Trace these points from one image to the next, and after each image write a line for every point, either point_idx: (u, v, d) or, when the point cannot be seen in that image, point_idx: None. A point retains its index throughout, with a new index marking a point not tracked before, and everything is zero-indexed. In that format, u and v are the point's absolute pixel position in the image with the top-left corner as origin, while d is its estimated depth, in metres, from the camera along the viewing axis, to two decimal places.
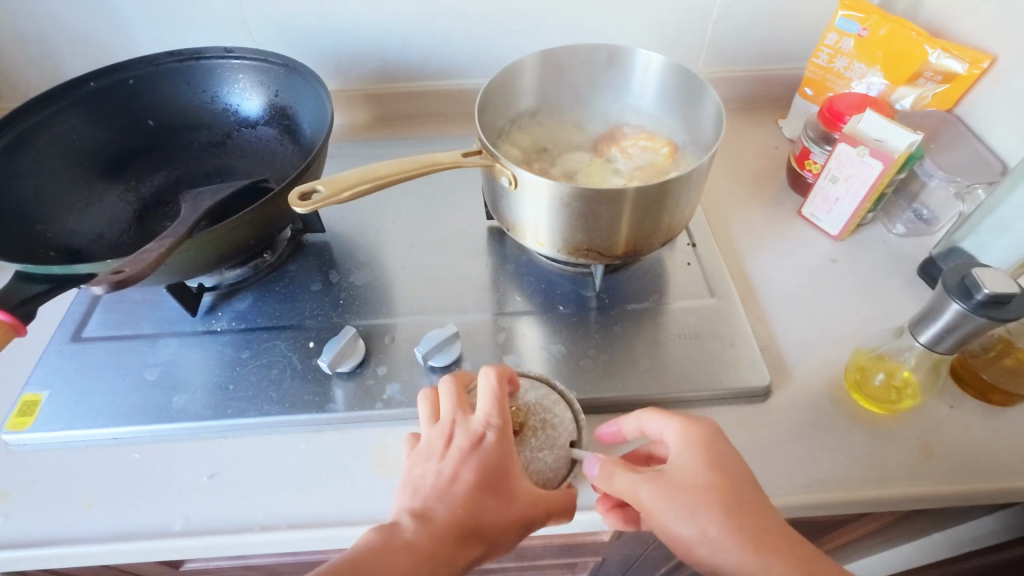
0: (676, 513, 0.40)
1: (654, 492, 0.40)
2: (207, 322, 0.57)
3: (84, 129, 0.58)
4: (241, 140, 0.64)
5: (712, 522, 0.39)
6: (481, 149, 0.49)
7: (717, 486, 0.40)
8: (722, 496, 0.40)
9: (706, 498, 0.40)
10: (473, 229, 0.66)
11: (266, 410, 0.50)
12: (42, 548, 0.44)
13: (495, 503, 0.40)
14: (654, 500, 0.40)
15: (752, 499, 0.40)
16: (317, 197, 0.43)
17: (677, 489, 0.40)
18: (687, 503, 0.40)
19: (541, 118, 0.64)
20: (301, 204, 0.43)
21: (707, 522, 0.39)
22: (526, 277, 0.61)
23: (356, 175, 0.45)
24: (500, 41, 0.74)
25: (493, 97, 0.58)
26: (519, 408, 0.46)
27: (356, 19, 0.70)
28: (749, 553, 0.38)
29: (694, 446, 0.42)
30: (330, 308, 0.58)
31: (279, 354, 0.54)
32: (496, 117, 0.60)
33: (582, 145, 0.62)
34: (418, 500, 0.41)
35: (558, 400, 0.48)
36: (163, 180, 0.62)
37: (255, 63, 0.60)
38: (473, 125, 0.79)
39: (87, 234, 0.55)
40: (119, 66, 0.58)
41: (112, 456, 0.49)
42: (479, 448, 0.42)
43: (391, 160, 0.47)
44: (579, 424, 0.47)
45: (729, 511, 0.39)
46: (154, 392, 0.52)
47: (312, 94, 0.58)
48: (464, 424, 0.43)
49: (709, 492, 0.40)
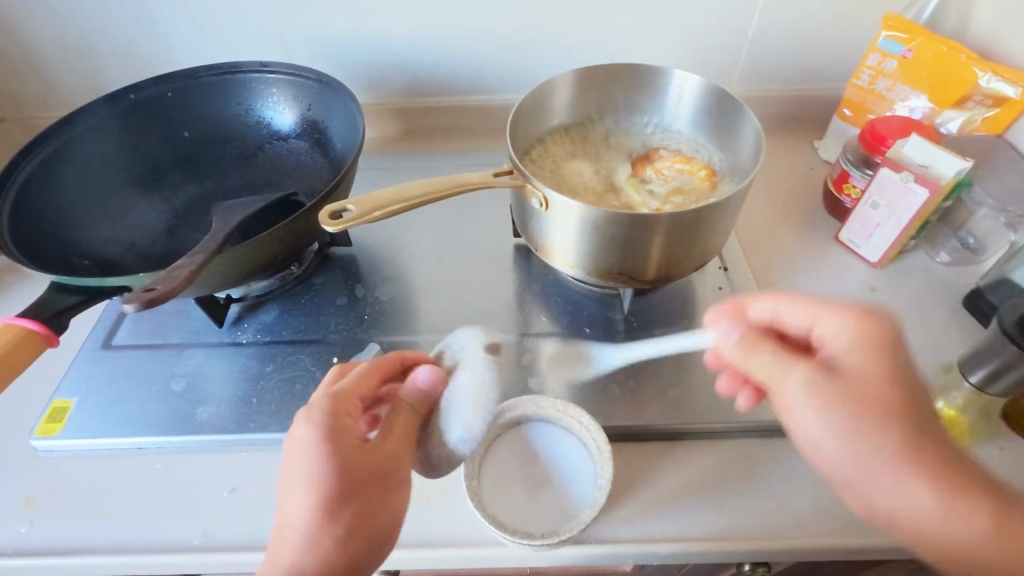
0: (816, 417, 0.44)
1: (803, 392, 0.45)
2: (233, 333, 0.57)
3: (122, 139, 0.59)
4: (272, 153, 0.64)
5: (873, 448, 0.42)
6: (512, 169, 0.48)
7: (879, 397, 0.43)
8: (875, 449, 0.42)
9: (872, 411, 0.43)
10: (499, 246, 0.65)
11: (288, 425, 0.50)
12: (63, 558, 0.44)
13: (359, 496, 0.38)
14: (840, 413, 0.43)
15: (887, 387, 0.43)
16: (350, 217, 0.42)
17: (832, 391, 0.44)
18: (859, 429, 0.42)
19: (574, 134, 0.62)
20: (332, 223, 0.42)
21: (835, 428, 0.43)
22: (553, 298, 0.60)
23: (387, 195, 0.43)
24: (531, 56, 0.73)
25: (525, 114, 0.57)
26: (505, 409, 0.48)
27: (391, 32, 0.71)
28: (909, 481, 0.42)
29: (863, 346, 0.45)
30: (355, 323, 0.58)
31: (303, 369, 0.54)
32: (527, 133, 0.59)
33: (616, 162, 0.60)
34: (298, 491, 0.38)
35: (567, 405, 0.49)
36: (195, 191, 0.62)
37: (289, 77, 0.61)
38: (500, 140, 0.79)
39: (120, 243, 0.56)
40: (156, 79, 0.59)
41: (136, 466, 0.49)
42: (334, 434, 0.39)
43: (421, 180, 0.45)
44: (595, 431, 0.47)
45: (899, 454, 0.42)
46: (179, 402, 0.52)
47: (343, 110, 0.59)
48: (319, 421, 0.39)
49: (870, 416, 0.43)
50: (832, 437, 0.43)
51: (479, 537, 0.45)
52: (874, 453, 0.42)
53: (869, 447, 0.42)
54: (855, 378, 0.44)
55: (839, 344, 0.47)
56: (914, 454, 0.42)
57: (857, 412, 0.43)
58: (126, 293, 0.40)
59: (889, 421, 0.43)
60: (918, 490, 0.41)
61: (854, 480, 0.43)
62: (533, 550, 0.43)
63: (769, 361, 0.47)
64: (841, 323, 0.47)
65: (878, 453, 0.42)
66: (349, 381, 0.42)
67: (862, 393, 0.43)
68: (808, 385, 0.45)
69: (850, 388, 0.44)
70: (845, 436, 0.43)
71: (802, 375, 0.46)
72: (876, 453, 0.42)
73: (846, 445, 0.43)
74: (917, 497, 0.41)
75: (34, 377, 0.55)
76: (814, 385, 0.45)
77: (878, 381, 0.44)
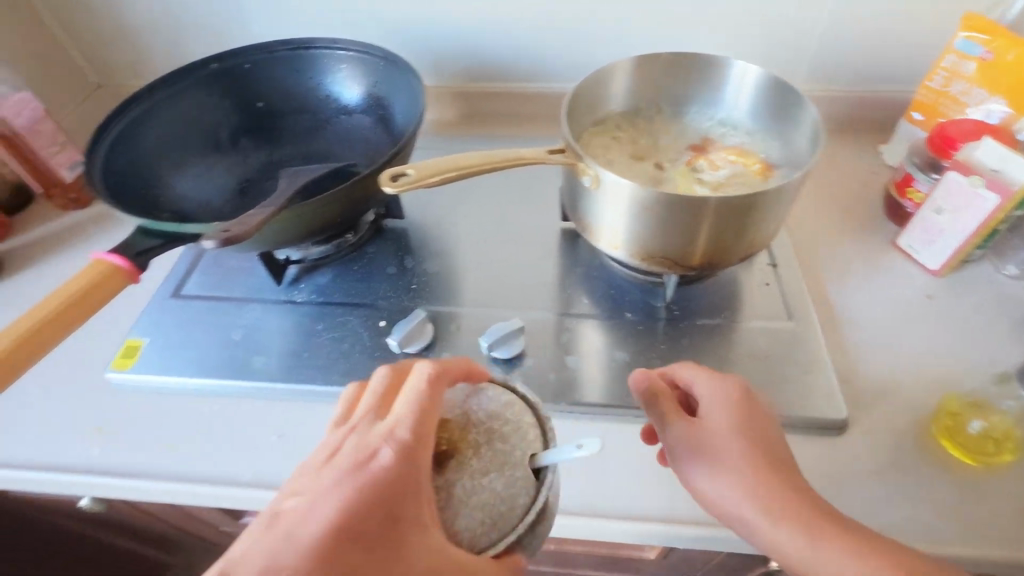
0: (709, 470, 0.41)
1: (689, 441, 0.42)
2: (290, 293, 0.61)
3: (204, 104, 0.64)
4: (337, 127, 0.67)
5: (738, 484, 0.40)
6: (565, 148, 0.49)
7: (733, 444, 0.42)
8: (750, 469, 0.41)
9: (727, 458, 0.41)
10: (546, 230, 0.66)
11: (336, 380, 0.53)
12: (130, 480, 0.48)
13: (364, 556, 0.31)
14: (682, 432, 0.42)
15: (785, 471, 0.41)
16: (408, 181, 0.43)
17: (709, 441, 0.42)
18: (718, 458, 0.41)
19: (632, 120, 0.62)
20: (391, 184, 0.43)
21: (735, 483, 0.40)
22: (596, 282, 0.61)
23: (444, 162, 0.44)
24: (591, 46, 0.74)
25: (584, 96, 0.58)
26: (455, 423, 0.35)
27: (456, 16, 0.73)
28: (774, 510, 0.40)
29: (726, 401, 0.43)
30: (403, 292, 0.60)
31: (351, 330, 0.57)
32: (585, 115, 0.60)
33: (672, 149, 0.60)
34: (300, 531, 0.31)
35: (520, 405, 0.36)
36: (265, 158, 0.66)
37: (358, 54, 0.63)
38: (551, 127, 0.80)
39: (195, 200, 0.60)
40: (239, 51, 0.63)
41: (197, 405, 0.53)
42: (365, 468, 0.33)
43: (476, 153, 0.46)
44: (544, 431, 0.35)
45: (759, 481, 0.40)
46: (236, 351, 0.56)
47: (408, 85, 0.61)
48: (381, 462, 0.32)
49: (732, 455, 0.41)
50: (727, 487, 0.40)
51: None
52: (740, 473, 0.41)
53: (735, 477, 0.41)
54: (712, 424, 0.43)
55: (717, 394, 0.44)
56: (771, 474, 0.41)
57: (708, 443, 0.42)
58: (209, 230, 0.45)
59: (739, 463, 0.41)
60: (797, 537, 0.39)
61: (733, 518, 0.41)
62: (595, 520, 0.45)
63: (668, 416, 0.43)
64: (681, 367, 0.46)
65: (761, 493, 0.40)
66: (405, 403, 0.34)
67: (720, 433, 0.42)
68: (694, 436, 0.42)
69: (715, 441, 0.42)
70: (717, 472, 0.41)
71: (675, 427, 0.43)
72: (748, 495, 0.40)
73: (729, 484, 0.41)
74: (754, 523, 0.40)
75: (112, 319, 0.60)
76: (695, 432, 0.42)
77: (734, 417, 0.42)
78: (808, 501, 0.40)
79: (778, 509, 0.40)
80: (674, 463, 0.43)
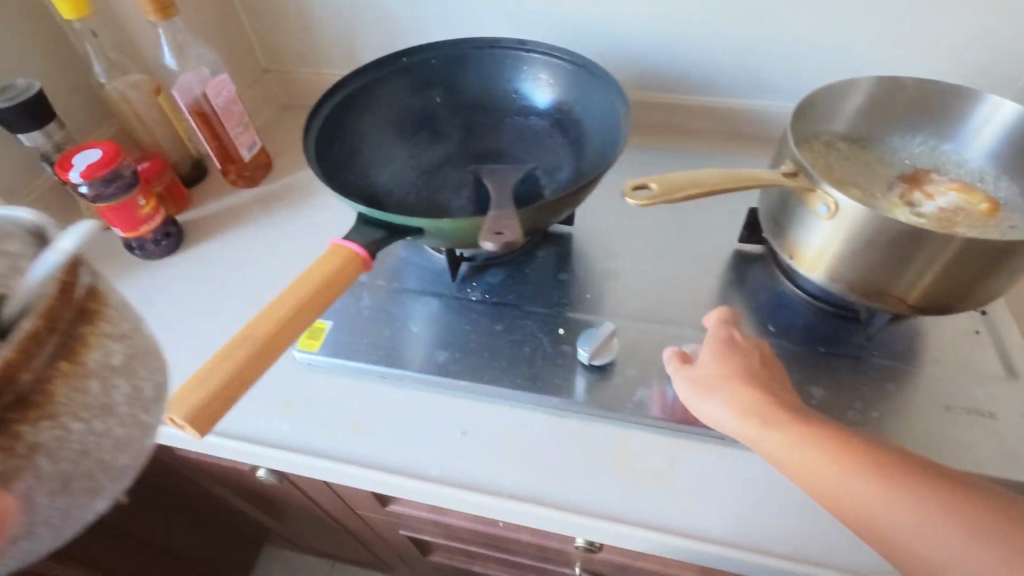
0: (753, 405, 0.44)
1: (723, 373, 0.47)
2: (463, 289, 0.61)
3: (388, 96, 0.64)
4: (510, 127, 0.67)
5: (774, 413, 0.43)
6: (797, 171, 0.47)
7: (773, 391, 0.45)
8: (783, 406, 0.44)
9: (772, 397, 0.44)
10: (719, 249, 0.64)
11: (519, 384, 0.53)
12: (323, 460, 0.50)
13: None
14: (718, 369, 0.47)
15: (837, 424, 0.42)
16: (659, 198, 0.41)
17: (749, 381, 0.46)
18: (755, 394, 0.45)
19: (848, 144, 0.59)
20: (638, 196, 0.41)
21: (773, 412, 0.43)
22: (778, 308, 0.59)
23: (688, 178, 0.43)
24: (780, 62, 0.71)
25: (813, 108, 0.56)
26: None
27: (642, 23, 0.71)
28: (829, 446, 0.40)
29: (709, 343, 0.50)
30: (577, 301, 0.60)
31: (530, 333, 0.57)
32: (809, 127, 0.57)
33: (885, 180, 0.57)
34: None
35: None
36: (440, 153, 0.66)
37: (546, 57, 0.63)
38: (716, 143, 0.77)
39: (379, 189, 0.61)
40: (428, 46, 0.65)
41: (379, 392, 0.54)
42: None
43: (716, 170, 0.44)
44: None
45: (804, 419, 0.42)
46: (419, 342, 0.56)
47: (602, 92, 0.61)
48: None
49: (763, 392, 0.45)
50: (779, 423, 0.42)
51: (693, 528, 0.46)
52: (787, 412, 0.43)
53: (780, 411, 0.43)
54: (747, 367, 0.47)
55: (714, 331, 0.50)
56: (816, 418, 0.42)
57: (751, 383, 0.46)
58: (467, 228, 0.47)
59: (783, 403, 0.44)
60: (863, 481, 0.38)
61: (788, 455, 0.41)
62: (705, 543, 0.45)
63: (706, 359, 0.49)
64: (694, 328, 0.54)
65: (743, 396, 0.45)
66: None
67: (770, 381, 0.46)
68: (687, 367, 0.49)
69: (745, 377, 0.46)
70: (757, 406, 0.44)
71: (681, 369, 0.49)
72: (793, 427, 0.42)
73: (776, 420, 0.43)
74: (814, 458, 0.40)
75: None
76: (744, 373, 0.46)
77: (748, 362, 0.47)
78: (823, 428, 0.42)
79: (831, 446, 0.40)
80: (689, 401, 0.48)
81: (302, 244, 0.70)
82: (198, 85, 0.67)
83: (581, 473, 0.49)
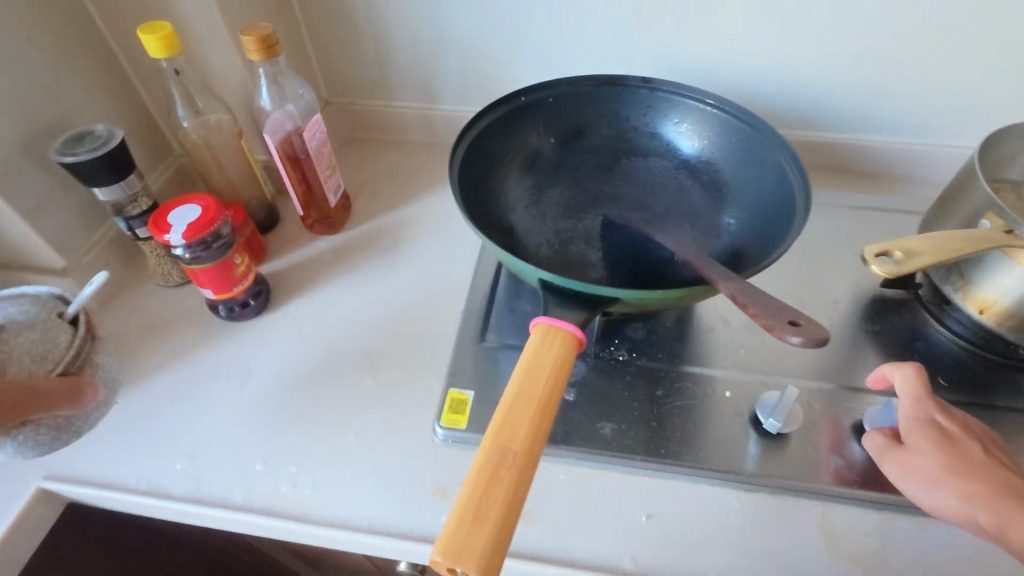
0: (967, 491, 0.40)
1: (928, 454, 0.42)
2: (608, 349, 0.56)
3: (505, 140, 0.60)
4: (630, 168, 0.62)
5: (993, 501, 0.39)
6: (1010, 230, 0.46)
7: (994, 475, 0.40)
8: (1002, 493, 0.39)
9: (991, 482, 0.40)
10: (861, 293, 0.61)
11: (699, 459, 0.49)
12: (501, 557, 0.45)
13: None
14: (923, 448, 0.42)
15: None
16: (909, 261, 0.40)
17: (961, 462, 0.41)
18: (968, 477, 0.40)
19: None
20: (885, 265, 0.41)
21: (991, 500, 0.39)
22: (942, 357, 0.55)
23: (924, 244, 0.42)
24: (903, 100, 0.67)
25: (999, 148, 0.55)
26: None
27: (770, 58, 0.66)
28: None
29: (909, 415, 0.45)
30: (733, 357, 0.55)
31: (695, 397, 0.53)
32: (994, 166, 0.56)
33: None
34: None
35: None
36: (558, 196, 0.61)
37: (676, 95, 0.59)
38: (833, 182, 0.73)
39: (510, 243, 0.56)
40: (546, 84, 0.60)
41: (541, 471, 0.50)
42: None
43: (943, 234, 0.44)
44: None
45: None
46: (578, 413, 0.51)
47: (751, 140, 0.57)
48: None
49: (980, 477, 0.40)
50: (1002, 513, 0.38)
51: None
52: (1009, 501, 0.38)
53: (997, 498, 0.39)
54: (958, 444, 0.42)
55: (911, 403, 0.45)
56: None
57: (964, 465, 0.41)
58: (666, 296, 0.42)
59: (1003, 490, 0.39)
60: None
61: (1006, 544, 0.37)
62: None
63: (909, 437, 0.44)
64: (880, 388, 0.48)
65: (969, 486, 0.40)
66: None
67: (985, 461, 0.41)
68: (898, 460, 0.43)
69: (957, 458, 0.41)
70: (972, 491, 0.39)
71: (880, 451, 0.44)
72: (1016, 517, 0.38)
73: (997, 509, 0.38)
74: None
75: (419, 362, 0.56)
76: (955, 453, 0.41)
77: (958, 440, 0.42)
78: None
79: None
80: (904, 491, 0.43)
81: (404, 292, 0.63)
82: (289, 122, 0.61)
83: (796, 561, 0.45)
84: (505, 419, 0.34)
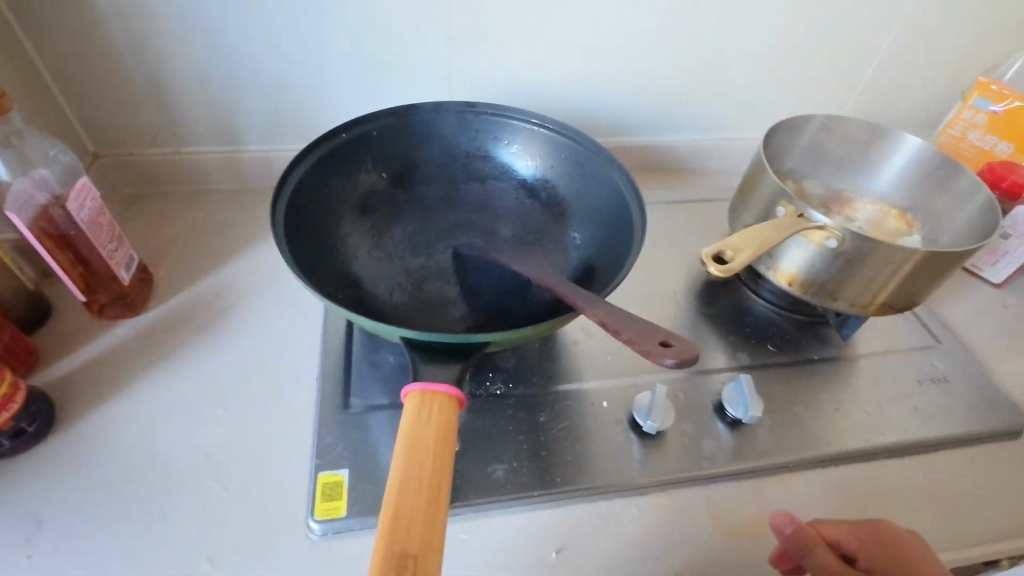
0: None
1: None
2: (483, 385, 0.54)
3: (330, 183, 0.54)
4: (470, 194, 0.61)
5: None
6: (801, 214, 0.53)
7: None
8: None
9: None
10: (696, 280, 0.67)
11: (592, 477, 0.49)
12: None
13: None
14: None
15: None
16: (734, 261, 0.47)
17: None
18: None
19: (801, 166, 0.70)
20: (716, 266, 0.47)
21: None
22: (767, 326, 0.63)
23: (741, 242, 0.50)
24: (693, 102, 0.75)
25: (778, 141, 0.66)
26: None
27: (580, 74, 0.70)
28: None
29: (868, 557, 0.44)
30: (603, 366, 0.57)
31: (576, 414, 0.53)
32: (776, 154, 0.67)
33: (823, 202, 0.69)
34: None
35: None
36: (402, 234, 0.58)
37: (501, 117, 0.59)
38: (653, 181, 0.80)
39: (358, 296, 0.51)
40: (366, 118, 0.56)
41: None
42: None
43: (754, 230, 0.51)
44: None
45: None
46: (466, 462, 0.48)
47: (582, 160, 0.58)
48: None
49: None
50: None
51: None
52: None
53: None
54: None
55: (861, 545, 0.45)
56: None
57: None
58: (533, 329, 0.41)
59: None
60: None
61: None
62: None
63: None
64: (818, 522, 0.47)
65: None
66: None
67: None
68: None
69: None
70: None
71: None
72: None
73: None
74: None
75: (273, 452, 0.48)
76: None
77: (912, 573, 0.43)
78: None
79: None
80: None
81: (240, 371, 0.53)
82: (42, 191, 0.49)
83: (692, 550, 0.47)
84: (396, 519, 0.32)
